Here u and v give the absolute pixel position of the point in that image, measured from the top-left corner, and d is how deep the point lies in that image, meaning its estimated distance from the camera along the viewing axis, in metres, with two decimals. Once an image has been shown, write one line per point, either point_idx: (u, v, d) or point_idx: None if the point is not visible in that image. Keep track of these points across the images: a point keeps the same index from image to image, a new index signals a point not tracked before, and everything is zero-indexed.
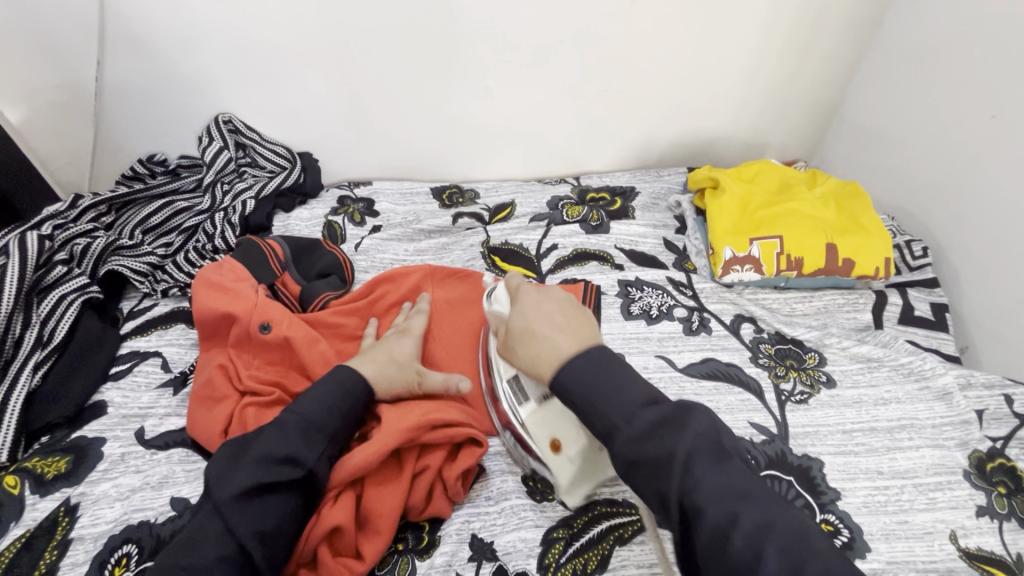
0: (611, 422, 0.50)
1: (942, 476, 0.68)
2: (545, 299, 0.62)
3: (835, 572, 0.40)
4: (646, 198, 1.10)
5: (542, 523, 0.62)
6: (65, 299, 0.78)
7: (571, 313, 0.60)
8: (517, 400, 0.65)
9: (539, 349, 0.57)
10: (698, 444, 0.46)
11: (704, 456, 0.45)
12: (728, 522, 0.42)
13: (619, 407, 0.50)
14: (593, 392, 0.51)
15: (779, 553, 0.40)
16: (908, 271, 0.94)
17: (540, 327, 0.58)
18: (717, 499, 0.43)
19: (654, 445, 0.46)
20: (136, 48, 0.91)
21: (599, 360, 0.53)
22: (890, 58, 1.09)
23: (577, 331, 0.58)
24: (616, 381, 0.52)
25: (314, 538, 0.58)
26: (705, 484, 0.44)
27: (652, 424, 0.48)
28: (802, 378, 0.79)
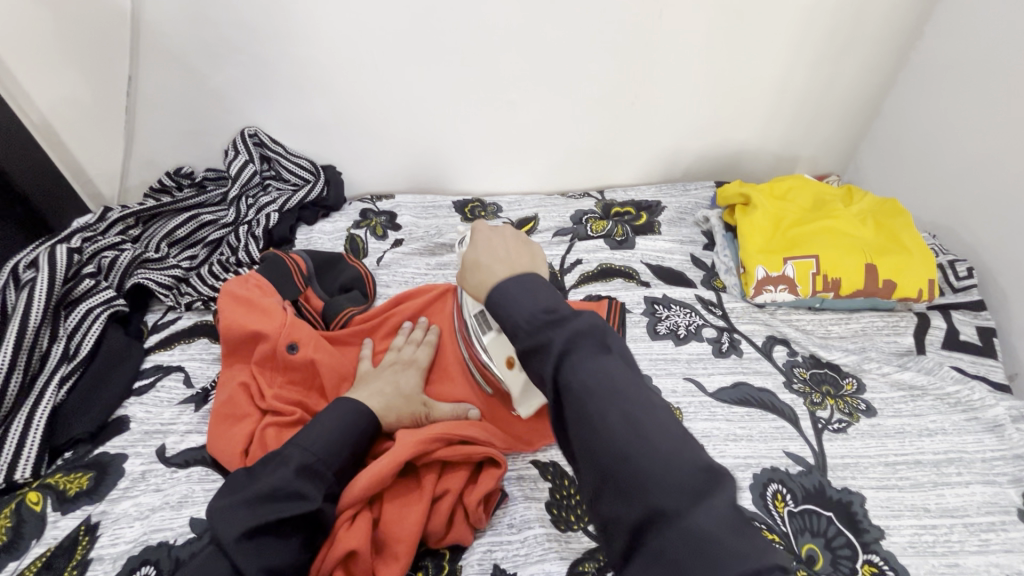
0: (516, 324, 0.47)
1: (994, 516, 0.64)
2: (499, 238, 0.58)
3: (676, 441, 0.40)
4: (672, 212, 1.07)
5: (567, 556, 0.60)
6: (92, 313, 0.79)
7: (519, 249, 0.57)
8: (481, 329, 0.66)
9: (477, 276, 0.54)
10: (579, 334, 0.45)
11: (583, 346, 0.45)
12: (585, 395, 0.42)
13: (522, 311, 0.47)
14: (510, 305, 0.48)
15: (625, 417, 0.41)
16: (951, 293, 0.90)
17: (482, 257, 0.55)
18: (588, 377, 0.43)
19: (538, 336, 0.45)
20: (165, 62, 0.92)
21: (527, 282, 0.49)
22: (929, 69, 1.05)
23: (516, 261, 0.54)
24: (530, 288, 0.49)
25: (329, 562, 0.56)
26: (578, 366, 0.43)
27: (544, 323, 0.46)
28: (840, 406, 0.75)
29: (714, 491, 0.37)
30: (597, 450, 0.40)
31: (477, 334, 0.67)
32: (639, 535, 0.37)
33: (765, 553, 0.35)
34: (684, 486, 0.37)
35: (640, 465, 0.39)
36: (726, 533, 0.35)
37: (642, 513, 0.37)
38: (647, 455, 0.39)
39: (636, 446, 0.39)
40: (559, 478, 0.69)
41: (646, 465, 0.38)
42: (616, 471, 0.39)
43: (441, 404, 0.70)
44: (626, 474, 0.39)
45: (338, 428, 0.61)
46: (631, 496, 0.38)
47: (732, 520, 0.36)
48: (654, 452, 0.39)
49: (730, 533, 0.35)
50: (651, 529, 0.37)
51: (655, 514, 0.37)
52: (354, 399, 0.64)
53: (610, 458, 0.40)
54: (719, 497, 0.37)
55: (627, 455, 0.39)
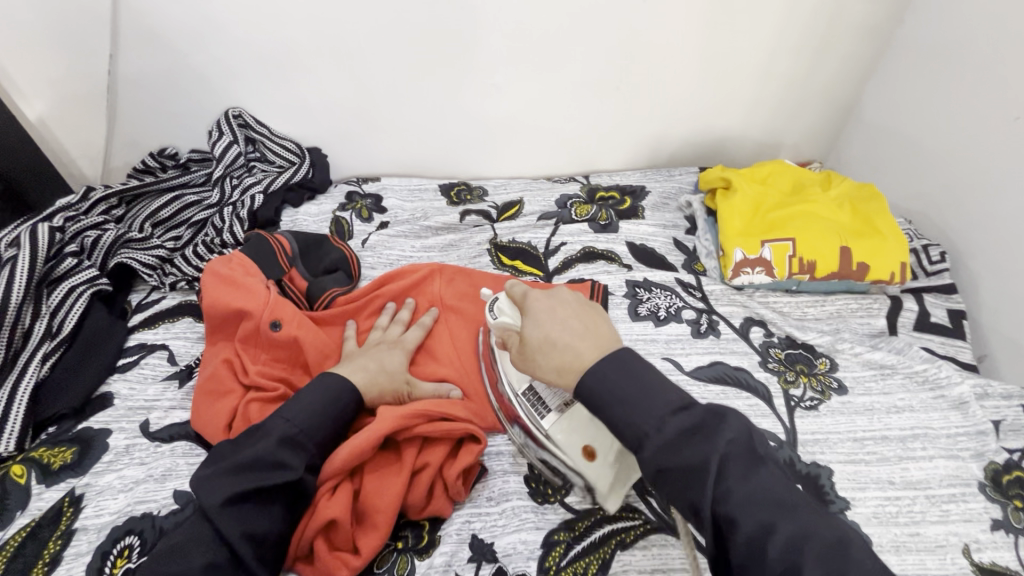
0: (642, 432, 0.47)
1: (955, 488, 0.66)
2: (558, 307, 0.58)
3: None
4: (656, 197, 1.08)
5: (543, 526, 0.62)
6: (74, 291, 0.79)
7: (583, 316, 0.57)
8: (539, 412, 0.65)
9: (568, 361, 0.53)
10: (732, 450, 0.45)
11: (739, 464, 0.45)
12: (761, 530, 0.42)
13: (648, 418, 0.48)
14: (628, 402, 0.49)
15: (821, 562, 0.40)
16: (925, 277, 0.92)
17: (556, 335, 0.55)
18: (753, 510, 0.43)
19: (685, 457, 0.45)
20: (147, 40, 0.91)
21: (620, 362, 0.51)
22: (906, 59, 1.07)
23: (596, 334, 0.55)
24: (646, 386, 0.49)
25: (310, 531, 0.57)
26: (738, 493, 0.43)
27: (685, 434, 0.46)
28: (812, 384, 0.77)
29: None
30: None
31: (533, 417, 0.65)
32: None
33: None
34: None
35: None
36: None
37: None
38: None
39: None
40: (537, 453, 0.69)
41: None
42: None
43: (421, 383, 0.71)
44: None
45: (313, 409, 0.61)
46: None
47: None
48: None
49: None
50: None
51: None
52: (337, 373, 0.65)
53: None
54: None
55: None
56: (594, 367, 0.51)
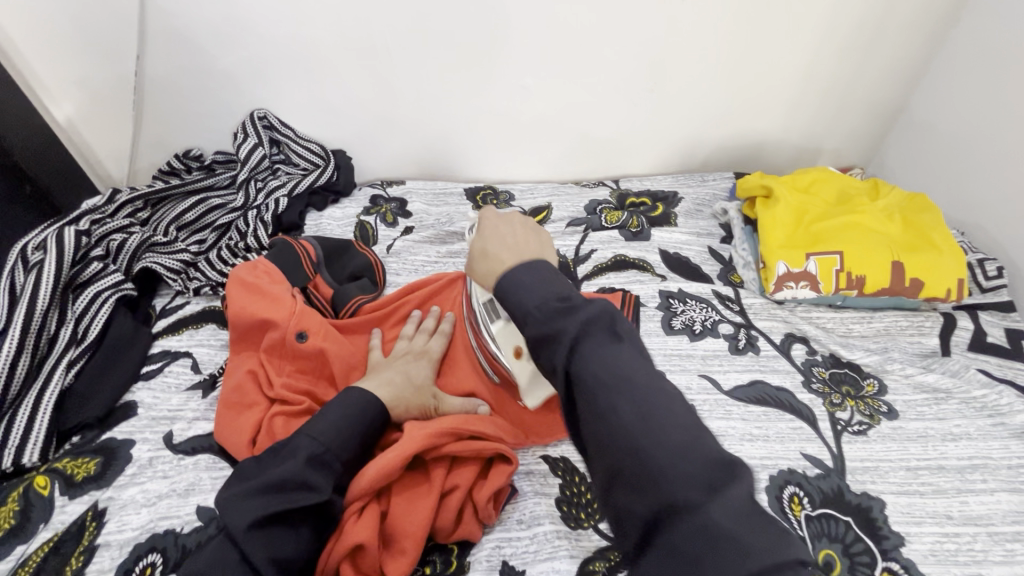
0: (526, 309, 0.45)
1: (1021, 526, 0.62)
2: (504, 224, 0.59)
3: (685, 435, 0.38)
4: (690, 204, 1.04)
5: (577, 554, 0.59)
6: (100, 297, 0.78)
7: (525, 234, 0.58)
8: (488, 317, 0.65)
9: (489, 266, 0.55)
10: (592, 324, 0.43)
11: (595, 336, 0.43)
12: (599, 390, 0.40)
13: (529, 299, 0.46)
14: (520, 288, 0.47)
15: (637, 411, 0.39)
16: (979, 293, 0.87)
17: (489, 245, 0.56)
18: (599, 368, 0.41)
19: (547, 325, 0.44)
20: (174, 40, 0.90)
21: (536, 262, 0.51)
22: (959, 61, 1.01)
23: (525, 246, 0.55)
24: (545, 281, 0.47)
25: (336, 556, 0.54)
26: (589, 357, 0.42)
27: (554, 312, 0.44)
28: (860, 407, 0.73)
29: (729, 483, 0.35)
30: (608, 441, 0.39)
31: (484, 321, 0.66)
32: (650, 530, 0.36)
33: (785, 545, 0.34)
34: (699, 478, 0.36)
35: (652, 459, 0.37)
36: (739, 522, 0.34)
37: (654, 505, 0.35)
38: (652, 443, 0.38)
39: (644, 436, 0.38)
40: (569, 475, 0.67)
41: (654, 455, 0.37)
42: (630, 461, 0.37)
43: (449, 398, 0.68)
44: (638, 471, 0.37)
45: (340, 428, 0.58)
46: (646, 487, 0.36)
47: (749, 510, 0.35)
48: (666, 449, 0.37)
49: (745, 526, 0.34)
50: (665, 524, 0.35)
51: (669, 507, 0.35)
52: (364, 388, 0.63)
53: (619, 447, 0.38)
54: (740, 486, 0.35)
55: (638, 452, 0.37)
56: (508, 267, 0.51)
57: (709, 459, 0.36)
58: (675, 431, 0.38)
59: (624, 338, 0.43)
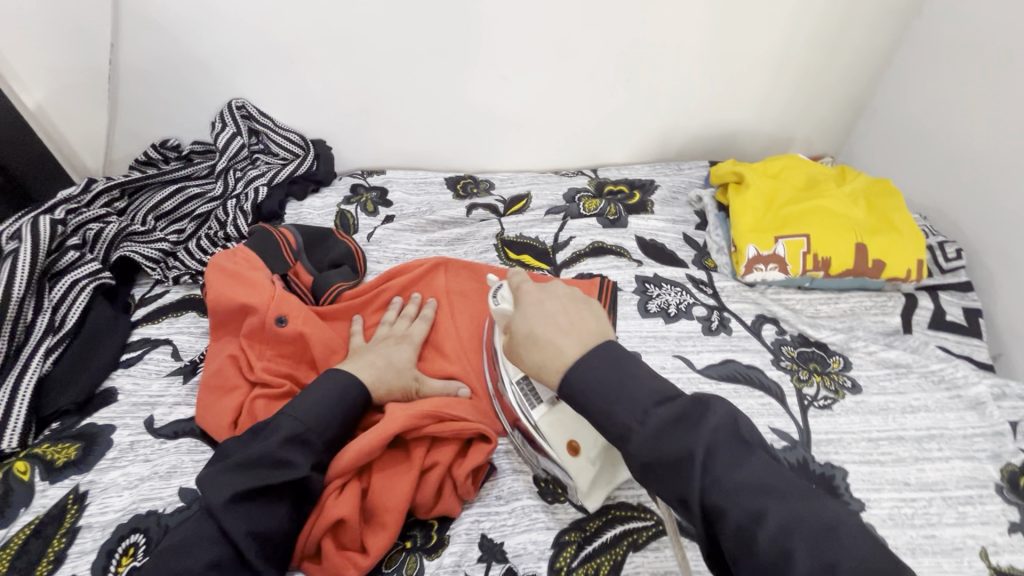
0: (628, 424, 0.46)
1: (972, 490, 0.65)
2: (550, 300, 0.55)
3: (869, 566, 0.37)
4: (666, 192, 1.06)
5: (554, 526, 0.61)
6: (77, 284, 0.78)
7: (576, 312, 0.54)
8: (529, 403, 0.62)
9: (546, 358, 0.51)
10: (718, 437, 0.44)
11: (726, 452, 0.44)
12: (748, 518, 0.40)
13: (633, 409, 0.46)
14: (604, 398, 0.47)
15: (811, 551, 0.38)
16: (939, 274, 0.90)
17: (540, 331, 0.52)
18: (742, 497, 0.41)
19: (673, 448, 0.44)
20: (149, 28, 0.90)
21: (615, 363, 0.49)
22: (921, 52, 1.05)
23: (585, 331, 0.52)
24: (629, 378, 0.48)
25: (318, 531, 0.56)
26: (724, 480, 0.42)
27: (672, 424, 0.45)
28: (826, 383, 0.76)
29: None
30: None
31: (522, 408, 0.62)
32: None
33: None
34: None
35: None
36: None
37: None
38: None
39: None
40: None
41: None
42: None
43: (429, 380, 0.70)
44: None
45: (320, 408, 0.60)
46: None
47: None
48: None
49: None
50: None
51: None
52: (344, 370, 0.64)
53: None
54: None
55: None
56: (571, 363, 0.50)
57: None
58: (850, 565, 0.37)
59: (756, 449, 0.44)
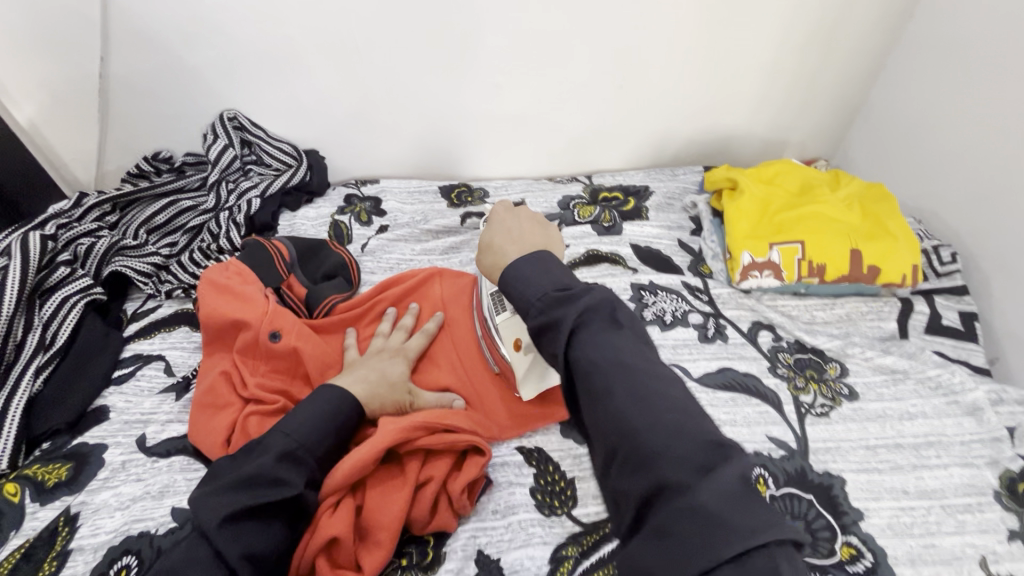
0: (527, 299, 0.49)
1: (971, 498, 0.65)
2: (511, 219, 0.62)
3: (680, 416, 0.41)
4: (660, 198, 1.06)
5: (550, 540, 0.61)
6: (68, 301, 0.77)
7: (531, 229, 0.61)
8: (495, 309, 0.70)
9: (494, 257, 0.57)
10: (593, 313, 0.47)
11: (594, 324, 0.47)
12: (593, 370, 0.44)
13: (532, 288, 0.49)
14: (520, 278, 0.51)
15: (634, 393, 0.43)
16: (935, 277, 0.90)
17: (497, 239, 0.59)
18: (595, 351, 0.45)
19: (548, 314, 0.47)
20: (139, 41, 0.89)
21: (541, 256, 0.52)
22: (913, 55, 1.05)
23: (531, 240, 0.58)
24: (545, 271, 0.51)
25: (311, 551, 0.56)
26: (587, 339, 0.46)
27: (554, 301, 0.48)
28: (823, 391, 0.75)
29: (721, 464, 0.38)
30: (606, 418, 0.42)
31: (490, 314, 0.70)
32: (645, 508, 0.38)
33: (773, 524, 0.35)
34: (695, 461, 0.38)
35: (645, 438, 0.40)
36: (732, 507, 0.36)
37: (648, 485, 0.38)
38: (649, 428, 0.40)
39: (641, 417, 0.41)
40: (544, 464, 0.68)
41: (650, 436, 0.40)
42: (629, 441, 0.40)
43: (423, 393, 0.69)
44: (632, 448, 0.40)
45: (312, 424, 0.59)
46: (643, 468, 0.39)
47: (740, 493, 0.37)
48: (653, 423, 0.41)
49: (732, 506, 0.36)
50: (657, 501, 0.37)
51: (660, 488, 0.38)
52: (338, 386, 0.64)
53: (614, 423, 0.42)
54: (729, 468, 0.38)
55: (628, 424, 0.41)
56: (511, 260, 0.54)
57: (703, 440, 0.39)
58: (667, 414, 0.41)
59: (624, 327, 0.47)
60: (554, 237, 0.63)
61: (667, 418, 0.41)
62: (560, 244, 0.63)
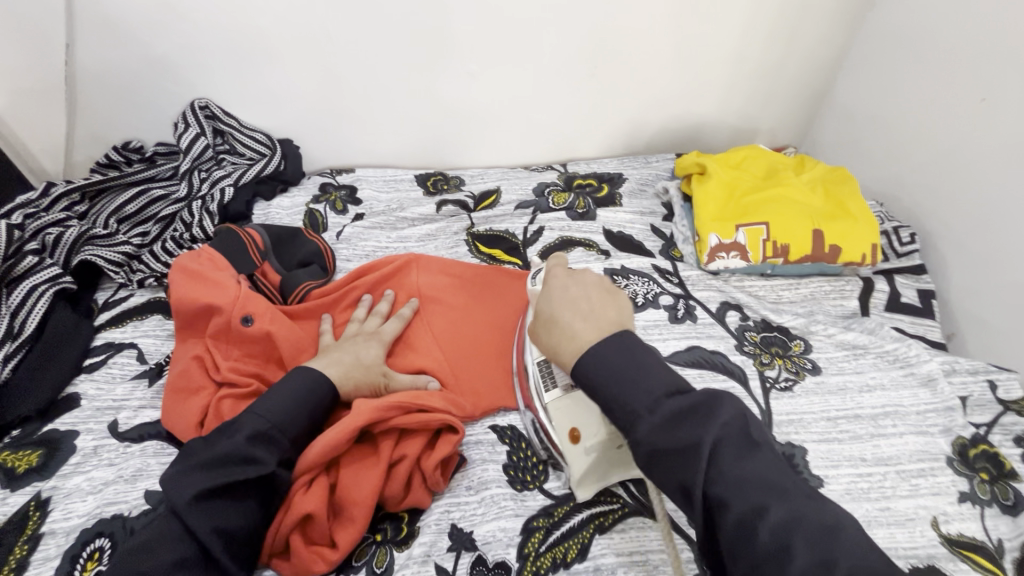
0: (634, 411, 0.46)
1: (924, 463, 0.68)
2: (580, 287, 0.57)
3: (865, 572, 0.38)
4: (633, 184, 1.08)
5: (522, 513, 0.62)
6: (36, 290, 0.76)
7: (602, 299, 0.56)
8: (545, 385, 0.65)
9: (562, 335, 0.53)
10: (726, 433, 0.44)
11: (733, 448, 0.44)
12: (750, 511, 0.41)
13: (642, 397, 0.46)
14: (613, 375, 0.48)
15: (812, 549, 0.39)
16: (895, 258, 0.93)
17: (563, 314, 0.55)
18: (746, 492, 0.42)
19: (680, 437, 0.44)
20: (105, 29, 0.88)
21: (622, 340, 0.50)
22: (875, 45, 1.08)
23: (606, 319, 0.53)
24: (643, 364, 0.48)
25: (285, 527, 0.56)
26: (729, 475, 0.42)
27: (675, 418, 0.45)
28: (787, 366, 0.78)
29: None
30: None
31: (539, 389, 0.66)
32: None
33: None
34: None
35: None
36: None
37: None
38: None
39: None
40: (517, 441, 0.70)
41: None
42: None
43: (398, 374, 0.69)
44: None
45: (284, 405, 0.60)
46: None
47: None
48: None
49: None
50: None
51: None
52: (311, 367, 0.64)
53: None
54: None
55: None
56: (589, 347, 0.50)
57: None
58: (856, 574, 0.37)
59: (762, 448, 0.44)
60: (624, 303, 0.58)
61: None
62: (630, 310, 0.58)
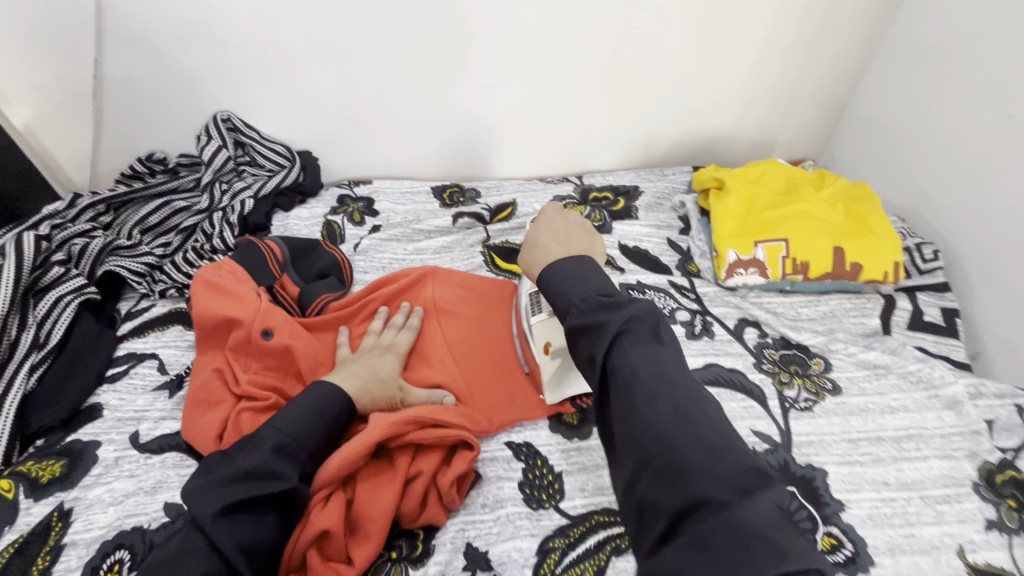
0: (569, 300, 0.52)
1: (949, 488, 0.66)
2: (564, 223, 0.66)
3: (716, 444, 0.42)
4: (650, 198, 1.07)
5: (538, 532, 0.62)
6: (61, 301, 0.78)
7: (579, 234, 0.64)
8: (532, 310, 0.73)
9: (537, 253, 0.62)
10: (635, 322, 0.48)
11: (637, 333, 0.48)
12: (633, 377, 0.46)
13: (577, 290, 0.53)
14: (564, 278, 0.54)
15: (674, 409, 0.44)
16: (918, 275, 0.92)
17: (544, 237, 0.64)
18: (636, 362, 0.47)
19: (593, 317, 0.50)
20: (132, 43, 0.90)
21: (581, 261, 0.56)
22: (897, 57, 1.07)
23: (575, 245, 0.62)
24: (587, 273, 0.54)
25: (302, 544, 0.56)
26: (628, 350, 0.47)
27: (598, 306, 0.51)
28: (807, 385, 0.77)
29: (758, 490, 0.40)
30: (638, 428, 0.44)
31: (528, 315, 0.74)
32: (677, 520, 0.40)
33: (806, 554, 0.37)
34: (730, 483, 0.40)
35: (685, 454, 0.41)
36: (766, 526, 0.38)
37: (683, 497, 0.40)
38: (689, 441, 0.42)
39: (679, 432, 0.43)
40: (532, 458, 0.70)
41: (689, 452, 0.42)
42: (663, 453, 0.42)
43: (414, 389, 0.70)
44: (668, 460, 0.42)
45: (303, 420, 0.60)
46: (677, 481, 0.41)
47: (775, 518, 0.39)
48: (694, 443, 0.42)
49: (769, 530, 0.38)
50: (691, 515, 0.39)
51: (697, 503, 0.39)
52: (329, 382, 0.65)
53: (650, 437, 0.43)
54: (768, 496, 0.40)
55: (672, 444, 0.42)
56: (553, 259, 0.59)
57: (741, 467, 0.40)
58: (707, 437, 0.43)
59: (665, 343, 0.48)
60: (599, 245, 0.66)
61: (706, 446, 0.42)
62: (604, 251, 0.66)
